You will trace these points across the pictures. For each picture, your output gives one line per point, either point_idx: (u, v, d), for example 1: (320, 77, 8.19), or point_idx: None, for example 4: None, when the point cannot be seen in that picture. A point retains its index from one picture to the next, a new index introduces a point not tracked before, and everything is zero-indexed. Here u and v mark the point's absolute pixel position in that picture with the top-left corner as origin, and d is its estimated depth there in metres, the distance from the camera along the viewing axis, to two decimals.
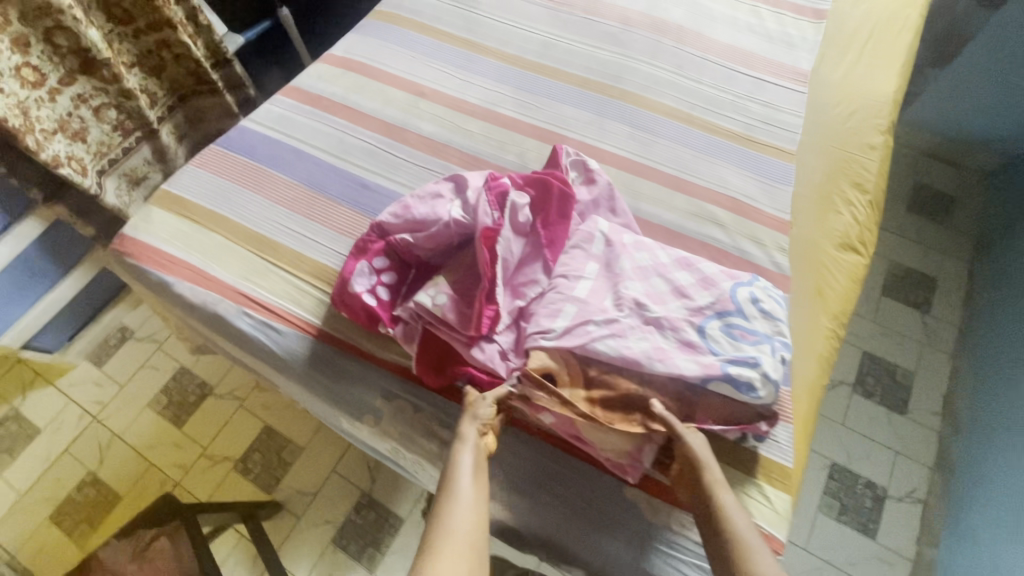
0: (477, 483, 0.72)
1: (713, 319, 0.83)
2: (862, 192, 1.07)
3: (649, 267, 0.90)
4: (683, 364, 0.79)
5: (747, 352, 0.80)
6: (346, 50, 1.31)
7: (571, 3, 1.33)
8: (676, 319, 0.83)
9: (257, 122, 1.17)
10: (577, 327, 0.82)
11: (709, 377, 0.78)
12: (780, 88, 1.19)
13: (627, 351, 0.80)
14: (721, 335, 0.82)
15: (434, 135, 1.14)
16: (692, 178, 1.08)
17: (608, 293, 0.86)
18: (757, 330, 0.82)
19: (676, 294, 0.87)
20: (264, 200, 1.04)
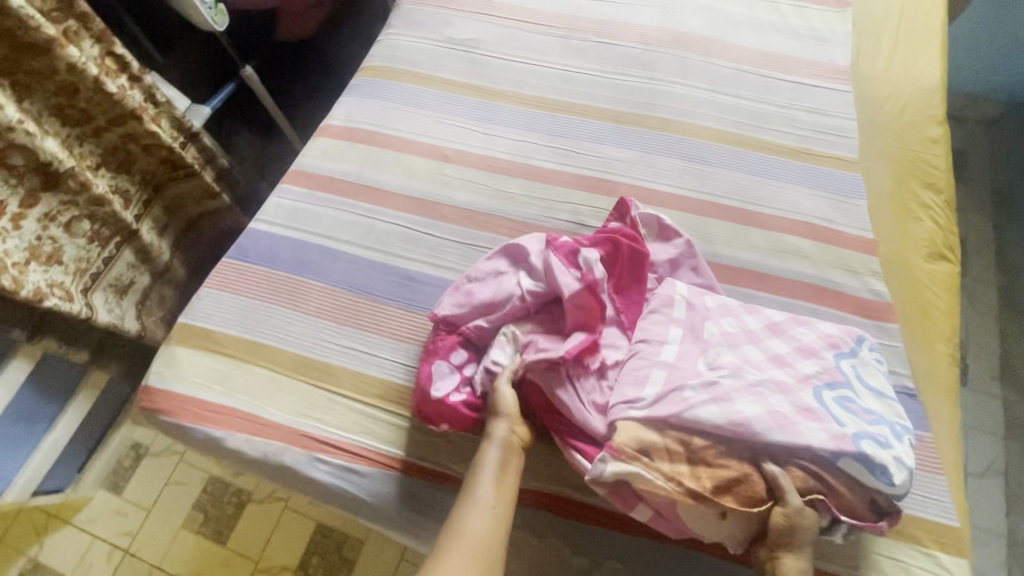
0: (499, 493, 0.72)
1: (823, 389, 0.74)
2: (937, 193, 1.01)
3: (738, 333, 0.80)
4: (809, 433, 0.69)
5: (875, 429, 0.71)
6: (345, 117, 1.17)
7: (580, 26, 1.22)
8: (789, 389, 0.73)
9: (269, 221, 1.03)
10: (676, 394, 0.72)
11: (841, 452, 0.68)
12: (824, 90, 1.11)
13: (738, 416, 0.70)
14: (840, 407, 0.73)
15: (471, 205, 1.03)
16: (760, 208, 1.00)
17: (705, 360, 0.76)
18: (872, 410, 0.74)
19: (776, 363, 0.77)
20: (304, 316, 0.92)
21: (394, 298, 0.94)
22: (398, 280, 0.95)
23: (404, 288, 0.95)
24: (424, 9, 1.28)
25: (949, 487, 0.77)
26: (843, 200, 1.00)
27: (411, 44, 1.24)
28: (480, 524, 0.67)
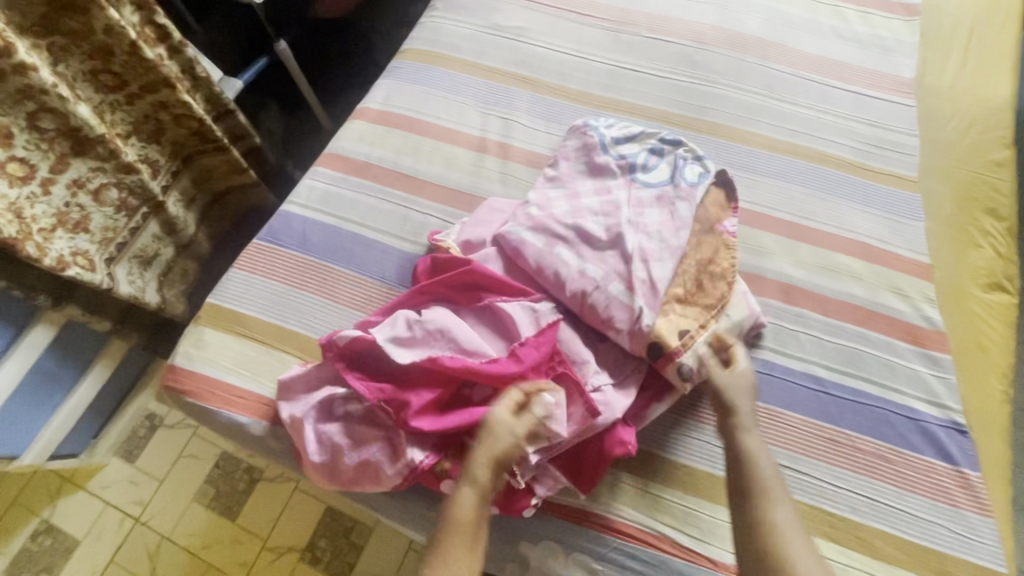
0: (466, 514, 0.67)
1: (635, 174, 0.93)
2: (999, 219, 0.96)
3: (575, 208, 0.89)
4: (688, 202, 0.88)
5: (666, 163, 0.94)
6: (383, 100, 1.13)
7: (632, 21, 1.17)
8: (642, 203, 0.89)
9: (302, 203, 1.00)
10: (650, 295, 0.79)
11: (689, 197, 0.88)
12: (884, 103, 1.06)
13: (665, 251, 0.83)
14: (650, 175, 0.92)
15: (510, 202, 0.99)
16: (812, 223, 0.96)
17: (613, 250, 0.84)
18: (658, 162, 0.94)
19: (599, 194, 0.91)
20: (333, 304, 0.90)
21: None
22: None
23: None
24: None
25: (998, 531, 0.74)
26: (900, 221, 0.96)
27: (455, 28, 1.20)
28: (467, 514, 0.67)
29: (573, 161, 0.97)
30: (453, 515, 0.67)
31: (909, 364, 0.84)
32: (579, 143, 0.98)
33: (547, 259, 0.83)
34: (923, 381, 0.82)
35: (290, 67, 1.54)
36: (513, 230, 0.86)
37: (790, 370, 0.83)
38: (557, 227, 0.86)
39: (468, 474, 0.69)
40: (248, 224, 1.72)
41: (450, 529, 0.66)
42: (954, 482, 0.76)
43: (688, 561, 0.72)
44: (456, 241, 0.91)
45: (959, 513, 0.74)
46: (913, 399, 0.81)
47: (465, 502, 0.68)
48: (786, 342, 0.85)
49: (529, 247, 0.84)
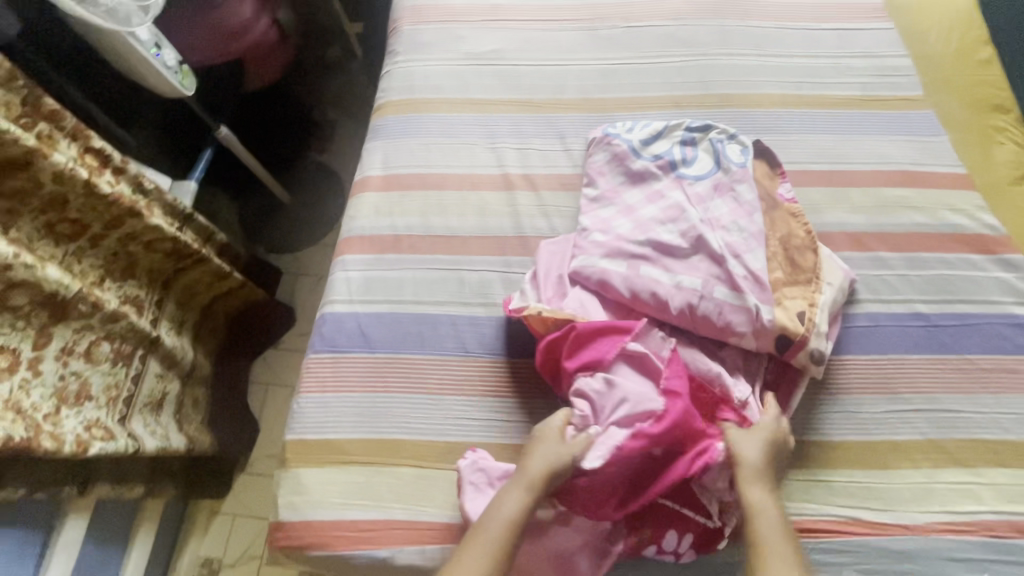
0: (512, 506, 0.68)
1: (679, 169, 0.89)
2: (1005, 112, 1.01)
3: (638, 224, 0.85)
4: (748, 184, 0.86)
5: (705, 149, 0.90)
6: (383, 165, 1.05)
7: (603, 14, 1.14)
8: (703, 197, 0.86)
9: (345, 299, 0.92)
10: (756, 287, 0.77)
11: (744, 178, 0.86)
12: (867, 32, 1.09)
13: (749, 241, 0.81)
14: (695, 165, 0.89)
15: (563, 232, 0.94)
16: (850, 166, 0.97)
17: (699, 254, 0.81)
18: (696, 150, 0.91)
19: (653, 201, 0.87)
20: (427, 397, 0.84)
21: (517, 352, 0.86)
22: (515, 331, 0.88)
23: (527, 340, 0.87)
24: (428, 27, 1.17)
25: None
26: (926, 140, 0.99)
27: (428, 68, 1.13)
28: (505, 513, 0.68)
29: (610, 175, 0.92)
30: (489, 514, 0.68)
31: (991, 273, 0.87)
32: (607, 156, 0.94)
33: (641, 283, 0.79)
34: (1010, 286, 0.86)
35: (238, 151, 1.45)
36: (590, 263, 0.82)
37: (894, 314, 0.84)
38: (633, 248, 0.83)
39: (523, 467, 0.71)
40: (242, 325, 1.60)
41: (480, 530, 0.67)
42: None
43: (879, 534, 0.72)
44: (533, 296, 0.85)
45: None
46: (1010, 305, 0.84)
47: (508, 503, 0.68)
48: (878, 288, 0.86)
49: (617, 276, 0.81)
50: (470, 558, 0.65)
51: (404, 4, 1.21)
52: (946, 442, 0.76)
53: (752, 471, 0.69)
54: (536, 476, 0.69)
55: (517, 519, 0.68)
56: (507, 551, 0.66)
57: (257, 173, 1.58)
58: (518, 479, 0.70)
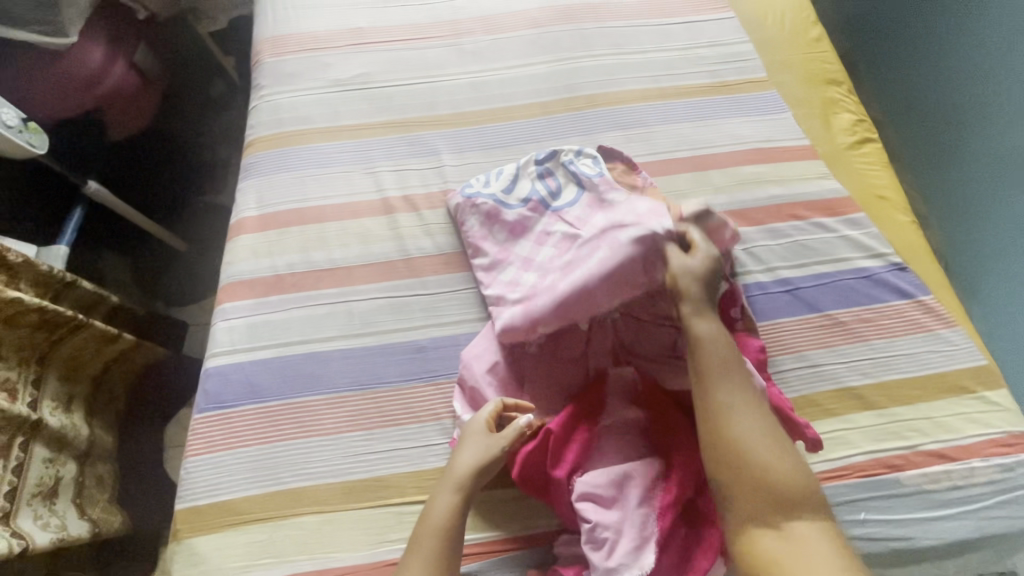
0: (443, 509, 0.69)
1: (550, 204, 0.91)
2: (838, 85, 1.12)
3: (543, 269, 0.85)
4: (615, 189, 0.87)
5: (564, 171, 0.93)
6: (258, 204, 1.01)
7: (466, 29, 1.16)
8: (584, 218, 0.87)
9: (229, 349, 0.88)
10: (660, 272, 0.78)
11: (603, 183, 0.88)
12: (712, 23, 1.16)
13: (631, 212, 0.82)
14: (562, 193, 0.91)
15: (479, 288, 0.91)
16: (710, 149, 1.03)
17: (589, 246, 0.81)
18: (555, 177, 0.93)
19: (542, 242, 0.88)
20: (325, 437, 0.81)
21: (413, 377, 0.85)
22: (409, 355, 0.87)
23: (423, 361, 0.86)
24: (291, 57, 1.14)
25: (966, 332, 0.86)
26: (773, 118, 1.07)
27: (296, 99, 1.10)
28: (442, 517, 0.68)
29: (491, 237, 0.91)
30: (430, 521, 0.68)
31: (841, 233, 0.95)
32: (478, 219, 0.92)
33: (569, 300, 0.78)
34: (857, 242, 0.94)
35: (112, 203, 1.34)
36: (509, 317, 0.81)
37: (761, 283, 0.90)
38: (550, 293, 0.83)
39: (454, 467, 0.72)
40: (142, 392, 1.50)
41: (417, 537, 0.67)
42: (919, 312, 0.87)
43: None
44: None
45: (936, 335, 0.86)
46: (858, 259, 0.92)
47: (438, 508, 0.69)
48: (744, 261, 0.92)
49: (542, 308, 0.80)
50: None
51: (265, 34, 1.17)
52: (819, 395, 0.82)
53: (697, 303, 0.71)
54: (461, 474, 0.71)
55: (447, 522, 0.68)
56: (443, 557, 0.66)
57: (138, 222, 1.46)
58: (446, 481, 0.71)
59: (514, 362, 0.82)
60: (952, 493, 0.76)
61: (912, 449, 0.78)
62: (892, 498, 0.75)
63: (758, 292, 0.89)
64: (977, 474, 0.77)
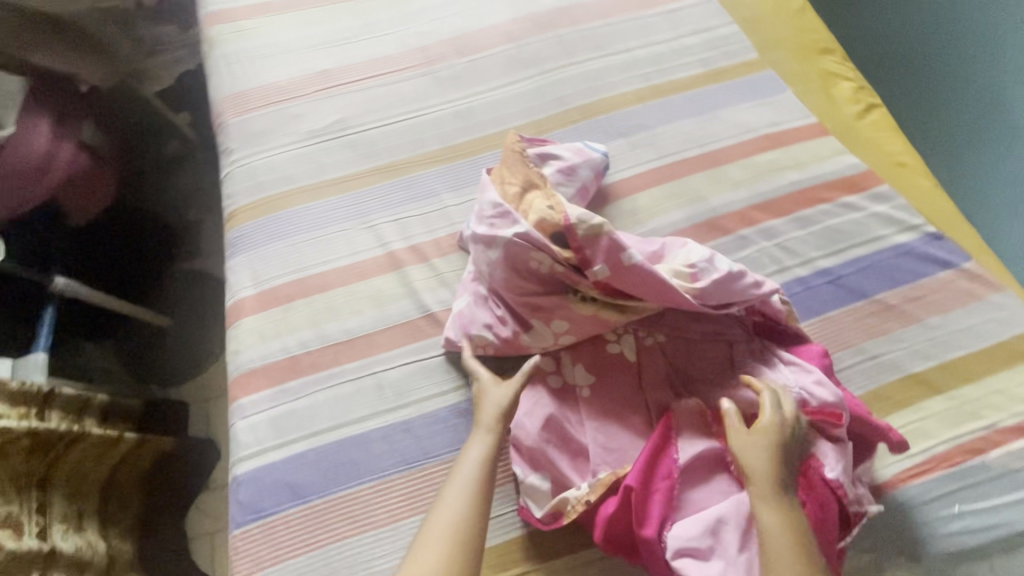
0: (473, 452, 0.70)
1: None
2: (832, 54, 1.07)
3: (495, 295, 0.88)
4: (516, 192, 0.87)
5: None
6: (253, 281, 0.93)
7: (439, 53, 1.08)
8: None
9: (255, 450, 0.80)
10: (510, 214, 0.78)
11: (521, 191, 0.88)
12: (692, 8, 1.11)
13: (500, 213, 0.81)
14: None
15: None
16: (718, 143, 0.98)
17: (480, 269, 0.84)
18: None
19: None
20: (380, 530, 0.74)
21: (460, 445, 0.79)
22: (452, 421, 0.80)
23: (468, 425, 0.80)
24: (257, 114, 1.05)
25: (1016, 294, 0.84)
26: (775, 99, 1.02)
27: (271, 159, 1.02)
28: (472, 460, 0.70)
29: None
30: (459, 465, 0.70)
31: (869, 210, 0.91)
32: None
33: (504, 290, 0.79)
34: (887, 217, 0.90)
35: (87, 296, 1.24)
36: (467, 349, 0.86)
37: (801, 278, 0.86)
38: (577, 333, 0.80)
39: (478, 422, 0.73)
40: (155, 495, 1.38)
41: (454, 477, 0.69)
42: (965, 281, 0.85)
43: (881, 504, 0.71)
44: (543, 481, 0.73)
45: (987, 302, 0.83)
46: (893, 235, 0.89)
47: (471, 452, 0.70)
48: (778, 257, 0.88)
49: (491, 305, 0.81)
50: (437, 522, 0.64)
51: (223, 93, 1.08)
52: (885, 388, 0.78)
53: (767, 485, 0.63)
54: (486, 418, 0.73)
55: (483, 462, 0.69)
56: (480, 493, 0.67)
57: (120, 309, 1.35)
58: (474, 432, 0.73)
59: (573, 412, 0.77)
60: None
61: (991, 428, 0.75)
62: (981, 484, 0.73)
63: (800, 288, 0.85)
64: None
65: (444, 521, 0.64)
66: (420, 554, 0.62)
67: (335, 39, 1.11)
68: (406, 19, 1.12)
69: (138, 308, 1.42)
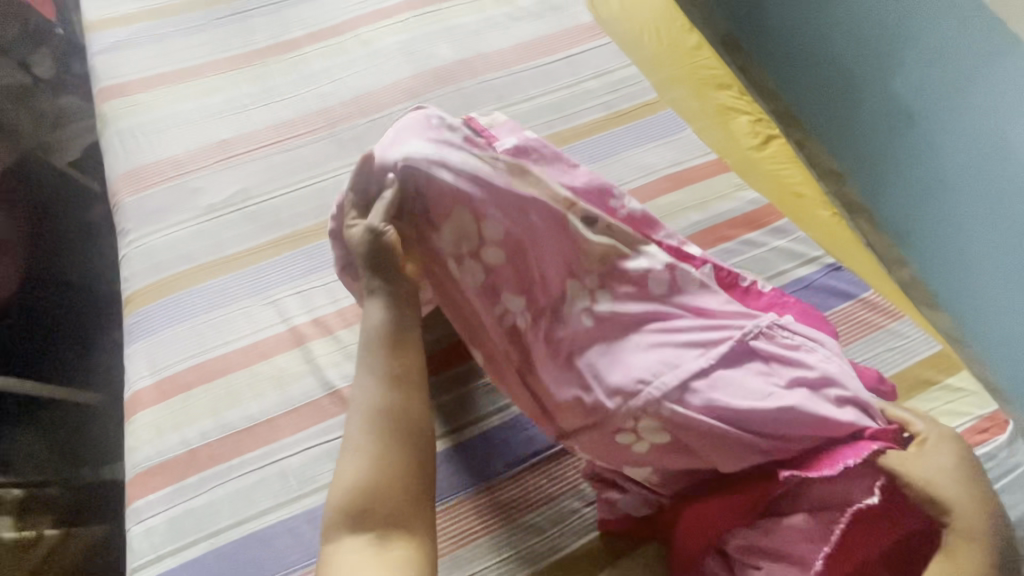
0: (377, 314, 0.66)
1: None
2: (729, 88, 1.10)
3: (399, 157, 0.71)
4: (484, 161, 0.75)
5: None
6: (151, 370, 0.89)
7: (341, 114, 1.07)
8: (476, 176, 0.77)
9: (150, 558, 0.76)
10: None
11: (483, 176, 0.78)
12: (591, 52, 1.13)
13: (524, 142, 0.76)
14: None
15: None
16: (621, 187, 0.99)
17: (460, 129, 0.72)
18: None
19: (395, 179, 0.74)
20: None
21: None
22: None
23: None
24: (154, 190, 1.02)
25: (912, 321, 0.85)
26: (675, 138, 1.03)
27: (170, 237, 0.98)
28: (374, 320, 0.65)
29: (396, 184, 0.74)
30: (366, 329, 0.65)
31: (770, 245, 0.92)
32: None
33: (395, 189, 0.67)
34: (787, 251, 0.91)
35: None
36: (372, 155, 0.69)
37: None
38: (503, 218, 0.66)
39: (370, 283, 0.67)
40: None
41: (363, 345, 0.64)
42: (865, 311, 0.86)
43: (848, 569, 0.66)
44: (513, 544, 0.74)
45: (886, 331, 0.84)
46: (794, 269, 0.90)
47: (373, 313, 0.66)
48: None
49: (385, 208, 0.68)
50: (357, 406, 0.61)
51: (117, 170, 1.04)
52: None
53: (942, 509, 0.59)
54: (377, 278, 0.67)
55: (383, 324, 0.65)
56: (391, 354, 0.64)
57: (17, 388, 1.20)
58: (367, 290, 0.68)
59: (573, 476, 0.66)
60: None
61: None
62: None
63: None
64: None
65: (363, 405, 0.60)
66: (346, 455, 0.59)
67: (234, 106, 1.09)
68: (306, 82, 1.11)
69: (43, 386, 1.28)
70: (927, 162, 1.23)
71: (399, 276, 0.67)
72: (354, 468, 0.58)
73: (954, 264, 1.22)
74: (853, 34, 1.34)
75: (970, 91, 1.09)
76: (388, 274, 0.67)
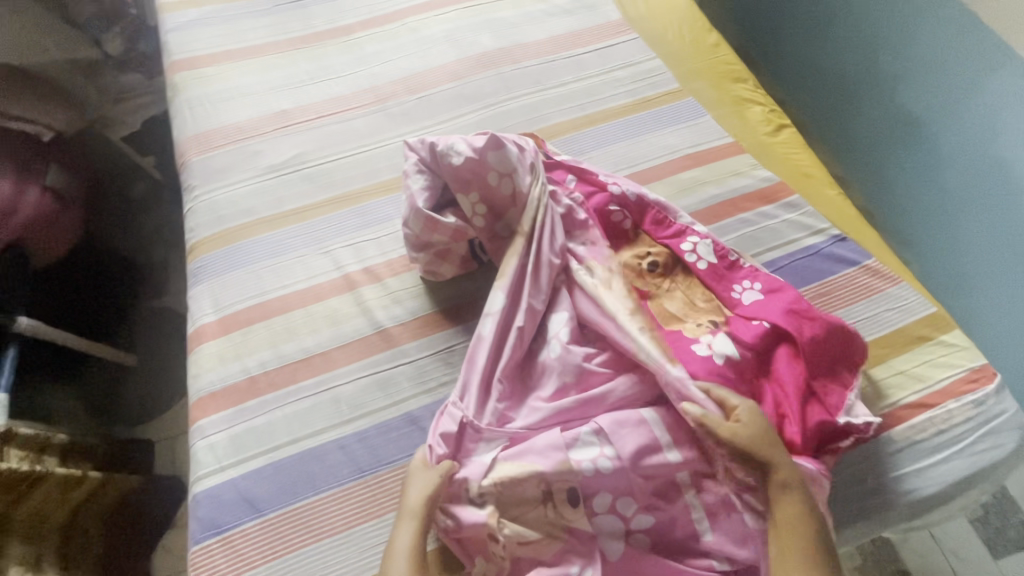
0: (410, 534, 0.70)
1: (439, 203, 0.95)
2: (745, 81, 1.20)
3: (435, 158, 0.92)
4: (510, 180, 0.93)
5: None
6: (214, 307, 0.97)
7: (390, 92, 1.18)
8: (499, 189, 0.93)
9: (214, 469, 0.83)
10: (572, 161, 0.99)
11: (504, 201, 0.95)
12: (619, 45, 1.24)
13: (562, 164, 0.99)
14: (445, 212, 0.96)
15: (457, 343, 0.92)
16: (645, 163, 1.08)
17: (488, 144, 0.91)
18: None
19: (429, 180, 0.93)
20: (336, 535, 0.78)
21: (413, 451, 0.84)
22: (406, 430, 0.85)
23: (421, 432, 0.85)
24: (218, 152, 1.11)
25: (910, 286, 0.94)
26: (696, 122, 1.13)
27: (232, 193, 1.07)
28: (404, 544, 0.69)
29: (429, 181, 0.93)
30: (392, 551, 0.69)
31: (781, 217, 1.01)
32: (426, 179, 0.93)
33: (437, 159, 0.92)
34: (797, 222, 1.00)
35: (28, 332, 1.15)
36: (416, 151, 0.95)
37: None
38: (519, 176, 0.91)
39: (406, 506, 0.71)
40: (121, 539, 1.25)
41: (389, 564, 0.69)
42: (866, 277, 0.94)
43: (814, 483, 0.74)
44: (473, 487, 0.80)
45: (886, 294, 0.93)
46: (804, 239, 0.99)
47: (403, 535, 0.69)
48: None
49: (436, 174, 0.94)
50: None
51: (186, 133, 1.14)
52: None
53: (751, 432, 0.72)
54: (412, 503, 0.71)
55: (413, 546, 0.69)
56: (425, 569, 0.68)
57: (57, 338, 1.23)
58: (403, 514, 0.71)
59: (531, 441, 0.74)
60: (938, 438, 0.81)
61: (895, 405, 0.83)
62: (888, 458, 0.80)
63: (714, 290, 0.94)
64: (955, 415, 0.82)
65: None
66: None
67: (294, 81, 1.19)
68: (358, 63, 1.22)
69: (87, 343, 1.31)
70: (927, 171, 1.31)
71: (435, 503, 0.72)
72: (408, 538, 0.69)
73: (950, 271, 1.28)
74: (860, 48, 1.42)
75: (973, 104, 1.20)
76: (418, 499, 0.71)
